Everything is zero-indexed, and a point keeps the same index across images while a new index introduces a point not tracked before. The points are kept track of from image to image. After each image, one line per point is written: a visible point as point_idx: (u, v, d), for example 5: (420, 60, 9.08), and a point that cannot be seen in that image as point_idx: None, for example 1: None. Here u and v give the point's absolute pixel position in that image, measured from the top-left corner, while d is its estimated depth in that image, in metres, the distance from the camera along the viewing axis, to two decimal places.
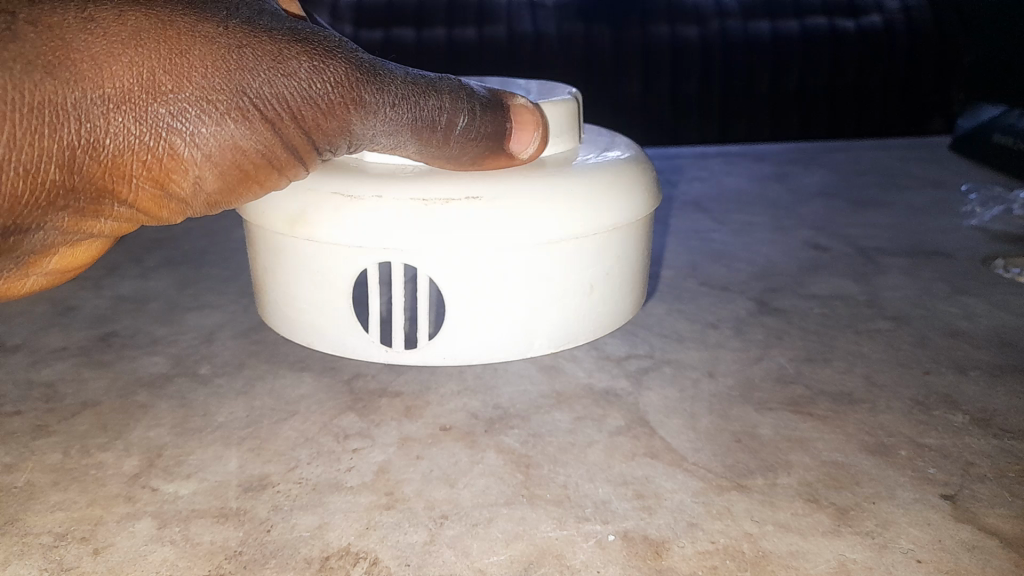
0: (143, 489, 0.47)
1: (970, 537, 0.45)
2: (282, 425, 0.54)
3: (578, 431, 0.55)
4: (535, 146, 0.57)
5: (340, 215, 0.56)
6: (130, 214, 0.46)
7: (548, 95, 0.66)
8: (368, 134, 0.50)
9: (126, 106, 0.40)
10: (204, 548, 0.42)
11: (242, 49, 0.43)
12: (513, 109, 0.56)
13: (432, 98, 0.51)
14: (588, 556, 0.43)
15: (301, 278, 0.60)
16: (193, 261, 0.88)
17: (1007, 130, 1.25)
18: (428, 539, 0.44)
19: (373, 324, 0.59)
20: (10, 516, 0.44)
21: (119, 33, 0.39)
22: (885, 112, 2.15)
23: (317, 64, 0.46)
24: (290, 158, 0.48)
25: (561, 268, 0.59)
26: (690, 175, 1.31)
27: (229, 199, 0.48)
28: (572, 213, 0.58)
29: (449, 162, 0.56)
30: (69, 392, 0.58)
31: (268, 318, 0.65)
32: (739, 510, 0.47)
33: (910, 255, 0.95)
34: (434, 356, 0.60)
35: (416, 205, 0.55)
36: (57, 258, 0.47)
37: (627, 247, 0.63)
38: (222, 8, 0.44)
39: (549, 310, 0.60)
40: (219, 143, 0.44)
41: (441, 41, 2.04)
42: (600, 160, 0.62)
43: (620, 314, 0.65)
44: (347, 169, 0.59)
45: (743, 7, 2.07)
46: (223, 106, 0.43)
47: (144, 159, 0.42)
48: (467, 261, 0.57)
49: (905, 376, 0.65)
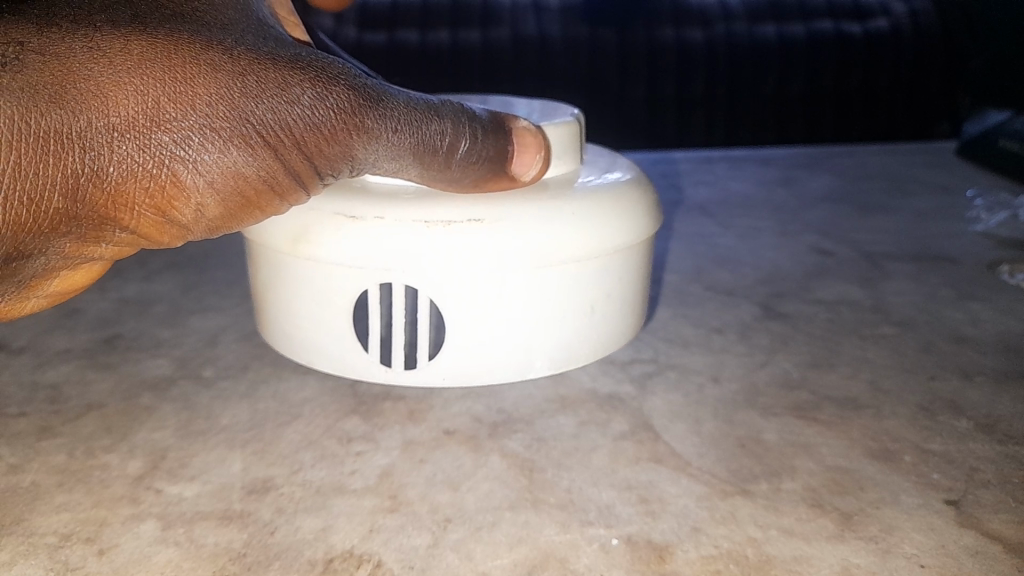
0: (147, 490, 0.47)
1: (972, 543, 0.45)
2: (286, 428, 0.54)
3: (582, 435, 0.55)
4: (537, 169, 0.57)
5: (341, 237, 0.56)
6: (130, 239, 0.46)
7: (551, 115, 0.64)
8: (370, 158, 0.50)
9: (130, 134, 0.41)
10: (208, 550, 0.42)
11: (245, 77, 0.44)
12: (515, 132, 0.56)
13: (434, 123, 0.51)
14: (591, 560, 0.43)
15: (301, 295, 0.59)
16: (198, 264, 0.88)
17: (1012, 134, 1.25)
18: (432, 542, 0.44)
19: (372, 342, 0.58)
20: (15, 516, 0.45)
21: (125, 62, 0.41)
22: (892, 114, 2.16)
23: (320, 91, 0.46)
24: (292, 184, 0.48)
25: (561, 289, 0.59)
26: (694, 179, 1.31)
27: (231, 225, 0.48)
28: (573, 238, 0.58)
29: (449, 186, 0.55)
30: (74, 393, 0.59)
31: (264, 333, 0.64)
32: (743, 515, 0.47)
33: (917, 260, 0.94)
34: (435, 376, 0.59)
35: (418, 227, 0.55)
36: (57, 281, 0.48)
37: (627, 269, 0.62)
38: (228, 34, 0.44)
39: (550, 329, 0.60)
40: (221, 170, 0.44)
41: (445, 45, 2.05)
42: (601, 183, 0.61)
43: (622, 334, 0.64)
44: (349, 187, 0.58)
45: (748, 9, 2.09)
46: (227, 132, 0.44)
47: (147, 187, 0.43)
48: (468, 280, 0.56)
49: (909, 382, 0.65)
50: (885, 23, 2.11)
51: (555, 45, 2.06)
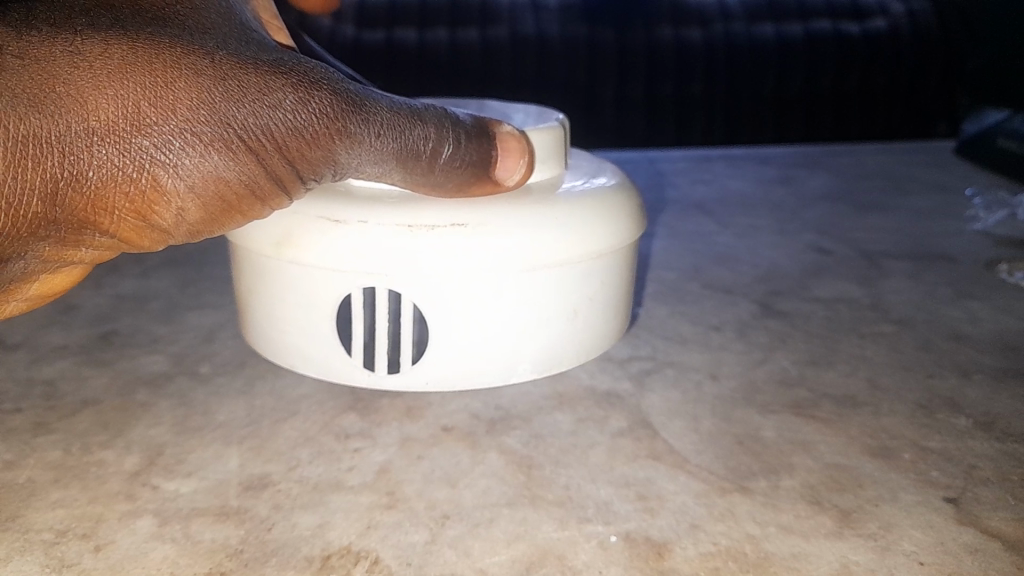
0: (143, 487, 0.47)
1: (972, 540, 0.45)
2: (283, 424, 0.54)
3: (580, 432, 0.55)
4: (522, 173, 0.55)
5: (324, 240, 0.55)
6: (111, 243, 0.46)
7: (540, 121, 0.63)
8: (353, 163, 0.49)
9: (111, 138, 0.41)
10: (205, 546, 0.42)
11: (227, 82, 0.43)
12: (499, 137, 0.54)
13: (417, 127, 0.50)
14: (590, 557, 0.43)
15: (284, 299, 0.58)
16: (195, 260, 0.88)
17: (1010, 134, 1.25)
18: (430, 539, 0.43)
19: (356, 346, 0.57)
20: (11, 512, 0.44)
21: (105, 66, 0.40)
22: (890, 114, 2.16)
23: (302, 95, 0.45)
24: (273, 188, 0.47)
25: (546, 294, 0.58)
26: (692, 178, 1.31)
27: (212, 229, 0.48)
28: (559, 244, 0.56)
29: (434, 190, 0.54)
30: (69, 390, 0.58)
31: (246, 335, 0.63)
32: (742, 512, 0.47)
33: (915, 258, 0.94)
34: (418, 381, 0.57)
35: (401, 231, 0.54)
36: (37, 285, 0.48)
37: (611, 275, 0.61)
38: (210, 39, 0.44)
39: (535, 333, 0.58)
40: (202, 174, 0.44)
41: (443, 43, 2.04)
42: (586, 188, 0.60)
43: (605, 339, 0.63)
44: (332, 189, 0.57)
45: (746, 9, 2.10)
46: (208, 137, 0.43)
47: (127, 192, 0.43)
48: (452, 284, 0.55)
49: (908, 380, 0.65)
50: (884, 23, 2.11)
51: (553, 44, 2.06)
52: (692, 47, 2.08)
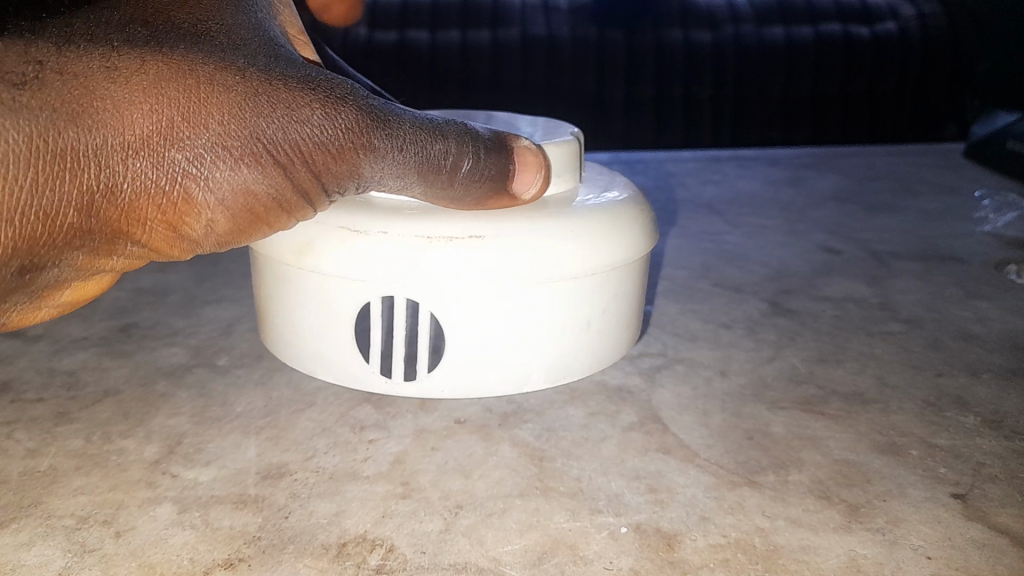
0: (163, 475, 0.48)
1: (980, 535, 0.46)
2: (299, 416, 0.55)
3: (592, 426, 0.55)
4: (538, 187, 0.55)
5: (346, 251, 0.55)
6: (142, 251, 0.46)
7: (552, 134, 0.64)
8: (376, 177, 0.50)
9: (144, 151, 0.41)
10: (224, 533, 0.43)
11: (257, 97, 0.44)
12: (517, 151, 0.54)
13: (439, 142, 0.50)
14: (601, 547, 0.43)
15: (303, 305, 0.58)
16: (212, 255, 0.90)
17: (1019, 137, 1.26)
18: (444, 528, 0.44)
19: (374, 353, 0.57)
20: (34, 498, 0.45)
21: (140, 81, 0.40)
22: (897, 117, 2.17)
23: (329, 111, 0.46)
24: (299, 200, 0.48)
25: (560, 306, 0.58)
26: (702, 179, 1.31)
27: (240, 240, 0.48)
28: (574, 256, 0.57)
29: (454, 203, 0.54)
30: (90, 380, 0.59)
31: (264, 336, 0.63)
32: (751, 505, 0.47)
33: (923, 259, 0.95)
34: (434, 389, 0.57)
35: (421, 242, 0.54)
36: (70, 292, 0.47)
37: (624, 287, 0.61)
38: (240, 55, 0.44)
39: (548, 343, 0.58)
40: (232, 187, 0.44)
41: (454, 44, 2.06)
42: (600, 202, 0.61)
43: (616, 348, 0.63)
44: (352, 202, 0.57)
45: (757, 12, 2.10)
46: (238, 151, 0.44)
47: (159, 203, 0.43)
48: (467, 293, 0.55)
49: (916, 378, 0.65)
50: (894, 26, 2.11)
51: (564, 45, 2.07)
52: (701, 48, 2.08)
